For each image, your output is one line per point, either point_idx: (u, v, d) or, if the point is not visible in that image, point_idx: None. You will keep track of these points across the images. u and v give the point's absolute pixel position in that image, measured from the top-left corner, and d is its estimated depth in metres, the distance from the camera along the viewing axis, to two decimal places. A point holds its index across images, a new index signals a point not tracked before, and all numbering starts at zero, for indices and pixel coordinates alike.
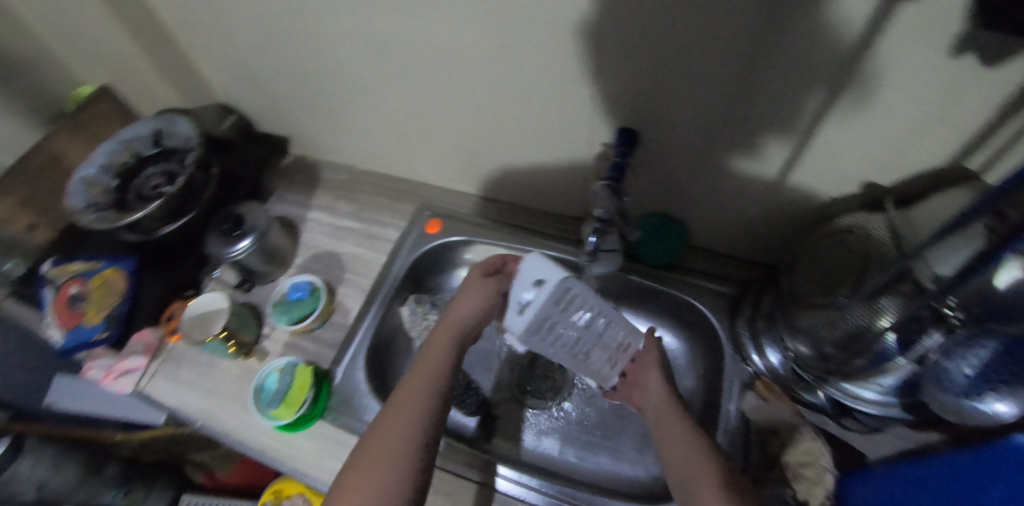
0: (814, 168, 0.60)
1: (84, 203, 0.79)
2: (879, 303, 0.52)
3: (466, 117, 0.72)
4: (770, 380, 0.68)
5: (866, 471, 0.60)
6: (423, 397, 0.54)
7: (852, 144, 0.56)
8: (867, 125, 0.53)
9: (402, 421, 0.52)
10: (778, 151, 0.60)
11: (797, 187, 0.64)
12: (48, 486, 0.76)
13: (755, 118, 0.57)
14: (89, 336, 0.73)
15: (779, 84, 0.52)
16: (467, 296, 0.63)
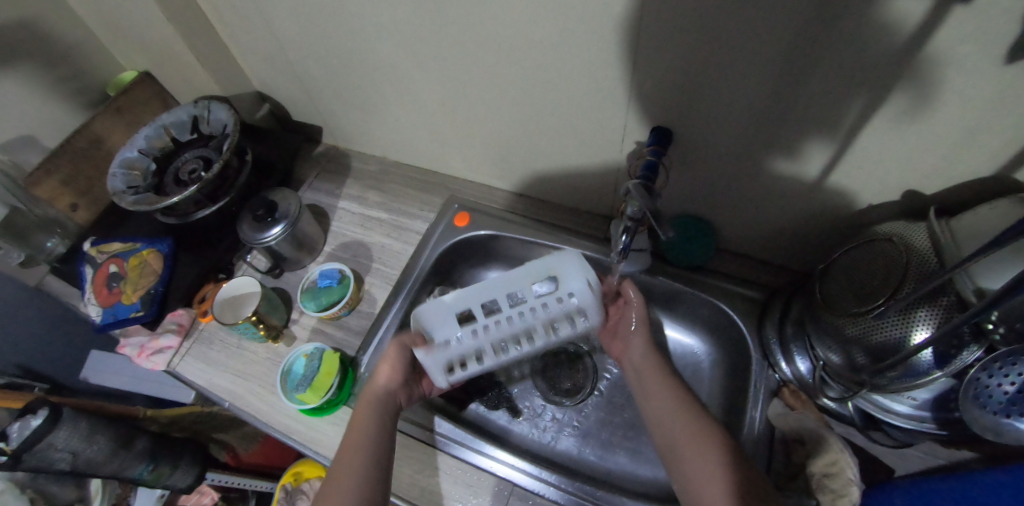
0: (854, 173, 0.59)
1: (123, 185, 0.82)
2: (914, 315, 0.51)
3: (499, 111, 0.72)
4: (797, 388, 0.67)
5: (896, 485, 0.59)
6: (362, 459, 0.56)
7: (896, 150, 0.54)
8: (914, 131, 0.51)
9: (349, 468, 0.55)
10: (817, 155, 0.58)
11: (835, 192, 0.62)
12: (83, 456, 0.75)
13: (796, 121, 0.56)
14: (126, 314, 0.75)
15: (824, 86, 0.51)
16: (385, 361, 0.64)
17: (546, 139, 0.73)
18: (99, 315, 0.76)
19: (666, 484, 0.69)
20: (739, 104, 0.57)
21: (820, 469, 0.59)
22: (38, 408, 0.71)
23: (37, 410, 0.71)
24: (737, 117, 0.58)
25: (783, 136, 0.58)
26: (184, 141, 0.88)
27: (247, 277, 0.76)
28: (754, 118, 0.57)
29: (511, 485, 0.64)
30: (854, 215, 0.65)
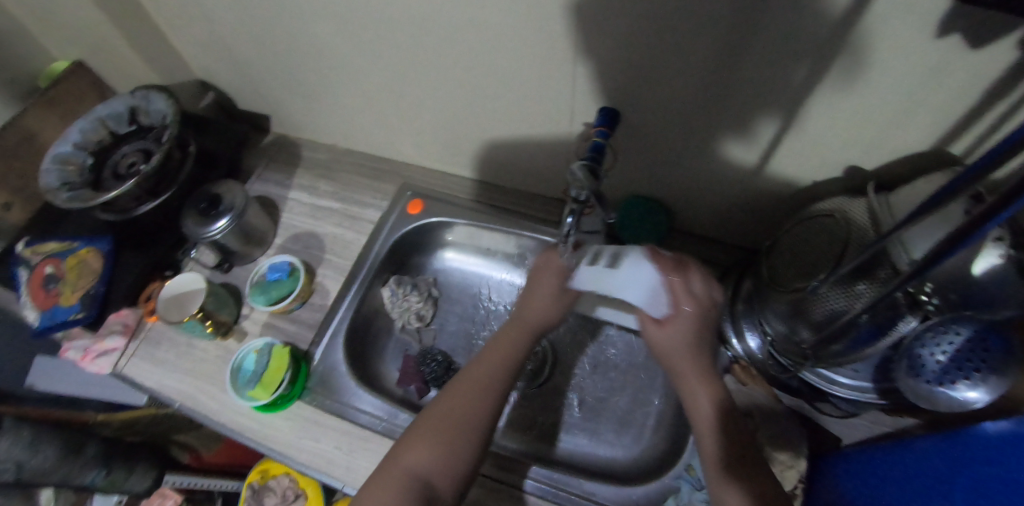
0: (796, 150, 0.59)
1: (57, 181, 0.78)
2: (857, 288, 0.52)
3: (447, 93, 0.71)
4: (747, 364, 0.67)
5: (840, 456, 0.61)
6: (480, 393, 0.55)
7: (835, 126, 0.54)
8: (849, 106, 0.51)
9: (466, 394, 0.55)
10: (760, 133, 0.58)
11: (779, 172, 0.63)
12: (29, 466, 0.72)
13: (737, 99, 0.55)
14: (64, 317, 0.72)
15: (761, 63, 0.50)
16: (535, 296, 0.64)
17: (497, 121, 0.72)
18: (37, 319, 0.73)
19: (626, 462, 0.70)
20: (680, 82, 0.56)
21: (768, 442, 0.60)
22: None
23: None
24: (682, 95, 0.58)
25: (726, 114, 0.58)
26: (123, 133, 0.84)
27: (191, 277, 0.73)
28: (696, 96, 0.57)
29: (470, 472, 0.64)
30: (800, 191, 0.65)
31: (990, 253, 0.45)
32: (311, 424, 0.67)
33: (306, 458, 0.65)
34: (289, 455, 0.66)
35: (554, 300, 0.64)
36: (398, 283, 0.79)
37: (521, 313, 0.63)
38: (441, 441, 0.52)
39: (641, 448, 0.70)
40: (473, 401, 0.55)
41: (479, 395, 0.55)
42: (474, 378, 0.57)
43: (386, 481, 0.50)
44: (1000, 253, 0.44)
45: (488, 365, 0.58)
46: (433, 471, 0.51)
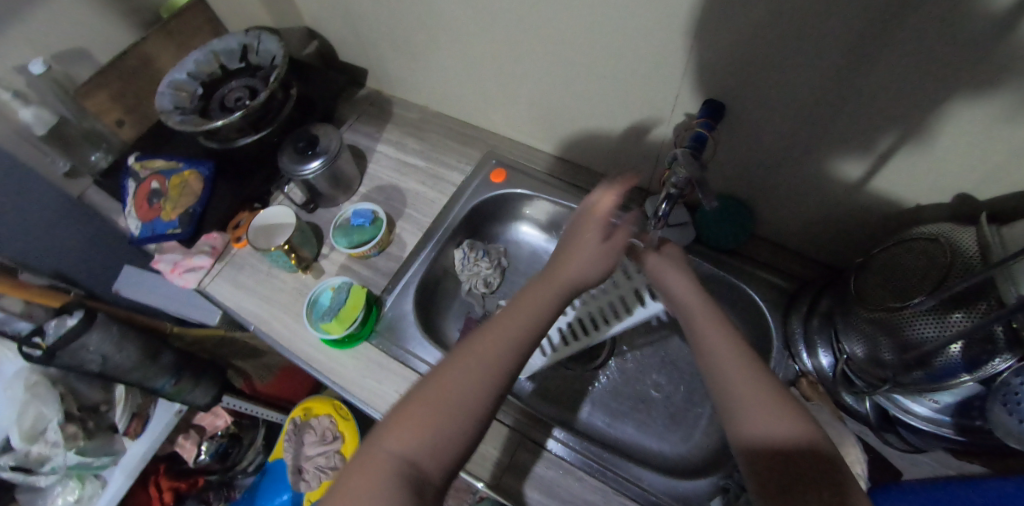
0: (903, 171, 0.57)
1: (170, 104, 0.83)
2: (952, 316, 0.50)
3: (547, 68, 0.72)
4: (815, 380, 0.66)
5: (888, 488, 0.58)
6: (484, 367, 0.44)
7: (950, 150, 0.52)
8: (976, 131, 0.49)
9: (468, 365, 0.44)
10: (868, 146, 0.57)
11: (881, 192, 0.61)
12: (112, 361, 0.77)
13: (853, 109, 0.54)
14: (164, 230, 0.77)
15: (888, 73, 0.49)
16: (579, 251, 0.53)
17: (592, 102, 0.72)
18: (138, 228, 0.78)
19: (671, 457, 0.70)
20: (794, 84, 0.55)
21: None
22: (75, 310, 0.75)
23: (74, 310, 0.74)
24: (795, 99, 0.56)
25: (837, 124, 0.56)
26: (232, 68, 0.89)
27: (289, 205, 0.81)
28: (810, 102, 0.56)
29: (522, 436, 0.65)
30: (899, 213, 0.62)
31: None
32: (375, 365, 0.71)
33: (365, 395, 0.69)
34: (351, 390, 0.69)
35: (599, 256, 0.53)
36: (471, 247, 0.82)
37: (558, 268, 0.53)
38: (430, 420, 0.41)
39: (687, 446, 0.70)
40: (471, 375, 0.44)
41: (489, 365, 0.44)
42: (487, 344, 0.46)
43: (367, 469, 0.40)
44: None
45: (509, 324, 0.47)
46: (422, 457, 0.40)
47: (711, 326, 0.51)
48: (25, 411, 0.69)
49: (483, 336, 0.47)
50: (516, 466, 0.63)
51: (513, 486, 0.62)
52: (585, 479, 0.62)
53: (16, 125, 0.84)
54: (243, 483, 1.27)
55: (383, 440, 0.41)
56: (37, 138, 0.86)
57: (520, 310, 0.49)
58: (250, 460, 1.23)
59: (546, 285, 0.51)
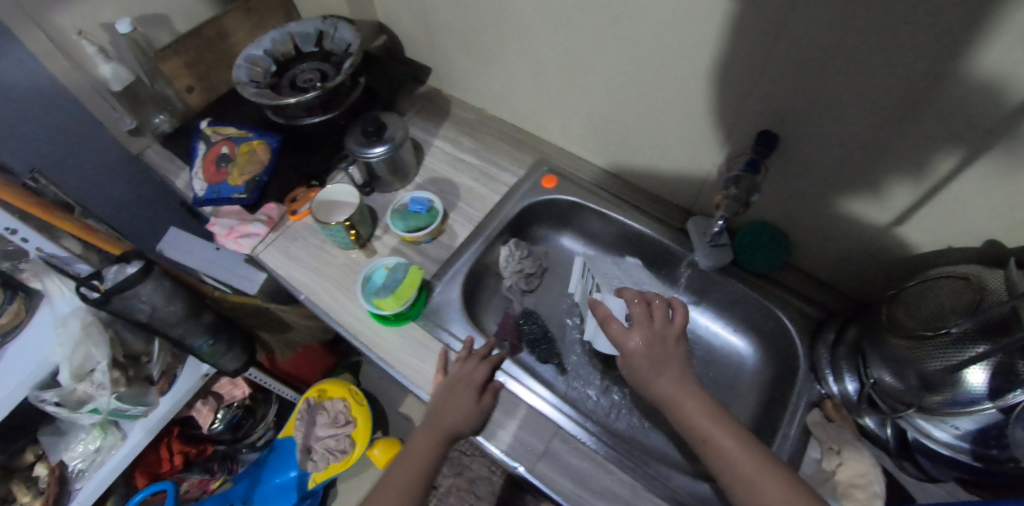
0: (931, 223, 0.62)
1: (245, 77, 0.87)
2: (975, 347, 0.54)
3: (607, 89, 0.76)
4: (839, 402, 0.68)
5: None
6: (433, 444, 0.65)
7: (981, 203, 0.56)
8: (1006, 188, 0.53)
9: (425, 445, 0.65)
10: (903, 195, 0.61)
11: (915, 238, 0.65)
12: (159, 313, 0.79)
13: (893, 160, 0.58)
14: (229, 194, 0.80)
15: (928, 129, 0.53)
16: (460, 394, 0.66)
17: (647, 126, 0.77)
18: (203, 190, 0.82)
19: (691, 463, 0.73)
20: (836, 134, 0.60)
21: (846, 479, 0.62)
22: (134, 259, 0.76)
23: (133, 260, 0.76)
24: (841, 146, 0.61)
25: (876, 172, 0.61)
26: (305, 51, 0.93)
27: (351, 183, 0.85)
28: (854, 149, 0.60)
29: (557, 428, 0.67)
30: (928, 256, 0.66)
31: None
32: (419, 345, 0.74)
33: (409, 373, 0.72)
34: (394, 366, 0.72)
35: (475, 408, 0.65)
36: (517, 246, 0.86)
37: (452, 390, 0.67)
38: (403, 484, 0.63)
39: None
40: (425, 453, 0.65)
41: (399, 497, 0.62)
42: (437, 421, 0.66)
43: None
44: None
45: (406, 474, 0.64)
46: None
47: (732, 445, 0.52)
48: (77, 351, 0.71)
49: (422, 435, 0.66)
50: (550, 453, 0.66)
51: (546, 472, 0.64)
52: (615, 473, 0.64)
53: (92, 79, 0.87)
54: (247, 458, 1.28)
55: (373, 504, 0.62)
56: (110, 94, 0.89)
57: (458, 395, 0.66)
58: (259, 434, 1.25)
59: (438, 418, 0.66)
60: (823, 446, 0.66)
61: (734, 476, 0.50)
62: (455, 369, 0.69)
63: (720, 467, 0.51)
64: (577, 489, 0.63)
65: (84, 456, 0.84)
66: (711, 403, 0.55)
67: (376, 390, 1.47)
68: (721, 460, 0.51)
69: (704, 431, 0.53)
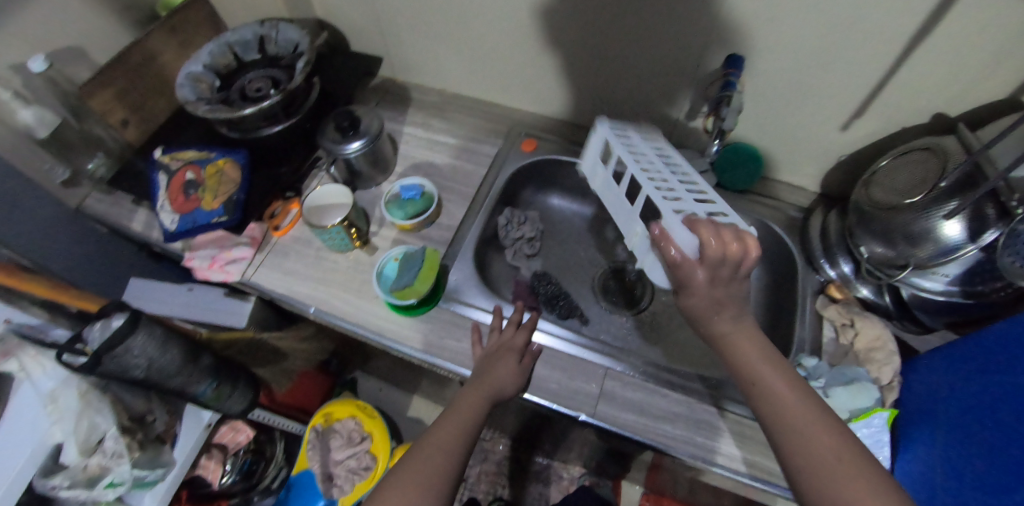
0: (880, 113, 0.70)
1: (192, 95, 0.81)
2: (946, 204, 0.61)
3: (570, 47, 0.78)
4: (840, 284, 0.76)
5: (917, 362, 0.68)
6: (477, 404, 0.60)
7: (927, 81, 0.63)
8: (948, 62, 0.60)
9: (469, 405, 0.60)
10: (858, 88, 0.68)
11: (873, 129, 0.72)
12: (157, 365, 0.72)
13: (847, 57, 0.65)
14: (207, 220, 0.75)
15: (876, 22, 0.59)
16: (506, 362, 0.65)
17: (613, 75, 0.80)
18: (175, 222, 0.76)
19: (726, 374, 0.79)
20: (792, 47, 0.66)
21: (865, 346, 0.69)
22: (115, 312, 0.68)
23: (115, 313, 0.68)
24: (802, 55, 0.67)
25: (833, 75, 0.68)
26: (248, 59, 0.88)
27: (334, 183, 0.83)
28: (810, 58, 0.67)
29: (606, 369, 0.70)
30: (883, 141, 0.74)
31: None
32: (449, 325, 0.73)
33: (447, 355, 0.71)
34: (430, 352, 0.71)
35: (517, 371, 0.64)
36: (512, 212, 0.88)
37: (496, 356, 0.66)
38: (447, 446, 0.55)
39: None
40: (470, 412, 0.59)
41: (444, 455, 0.54)
42: (480, 382, 0.62)
43: (407, 491, 0.50)
44: None
45: (450, 431, 0.57)
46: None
47: (785, 386, 0.47)
48: (80, 422, 0.64)
49: (463, 397, 0.61)
50: (606, 394, 0.68)
51: (608, 411, 0.67)
52: (669, 395, 0.68)
53: (11, 129, 0.77)
54: None
55: (410, 469, 0.52)
56: (35, 143, 0.80)
57: (504, 360, 0.65)
58: (272, 476, 1.17)
59: (483, 381, 0.62)
60: (837, 325, 0.73)
61: (780, 415, 0.46)
62: (499, 336, 0.69)
63: (761, 397, 0.47)
64: (638, 418, 0.66)
65: None
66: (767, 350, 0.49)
67: (381, 402, 1.43)
68: (766, 388, 0.47)
69: (754, 372, 0.48)
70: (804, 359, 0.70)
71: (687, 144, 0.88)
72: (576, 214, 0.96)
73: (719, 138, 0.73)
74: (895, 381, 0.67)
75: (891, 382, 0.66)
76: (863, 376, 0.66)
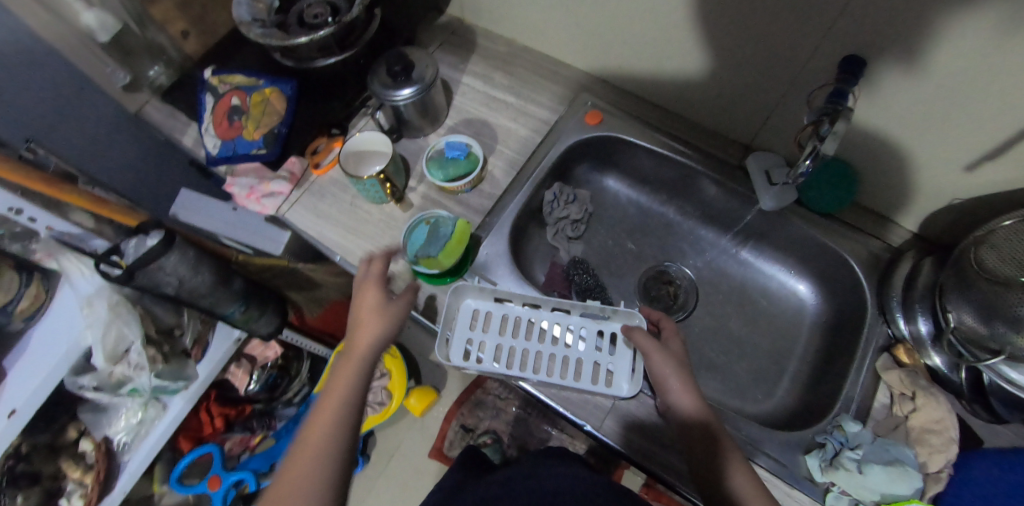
0: (1019, 162, 0.56)
1: (248, 16, 0.77)
2: None
3: (658, 20, 0.67)
4: (912, 346, 0.65)
5: (980, 455, 0.59)
6: (352, 369, 0.56)
7: None
8: None
9: (343, 373, 0.56)
10: (1000, 128, 0.54)
11: (1011, 177, 0.58)
12: (188, 284, 0.75)
13: (991, 92, 0.51)
14: (247, 150, 0.74)
15: None
16: (371, 309, 0.59)
17: (699, 59, 0.69)
18: (217, 147, 0.75)
19: (752, 409, 0.75)
20: (929, 67, 0.53)
21: (920, 425, 0.61)
22: (153, 231, 0.71)
23: (152, 231, 0.71)
24: (932, 82, 0.54)
25: (966, 109, 0.54)
26: None
27: (378, 129, 0.78)
28: (941, 84, 0.53)
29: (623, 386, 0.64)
30: (1015, 194, 0.60)
31: None
32: None
33: None
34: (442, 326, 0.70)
35: (387, 313, 0.59)
36: (561, 189, 0.81)
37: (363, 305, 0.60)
38: (327, 429, 0.51)
39: (766, 400, 0.75)
40: (345, 380, 0.55)
41: (330, 434, 0.50)
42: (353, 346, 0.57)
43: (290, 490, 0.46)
44: None
45: (333, 408, 0.52)
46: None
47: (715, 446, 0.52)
48: (109, 332, 0.70)
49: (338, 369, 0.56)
50: (617, 410, 0.63)
51: (615, 428, 0.62)
52: None
53: (78, 31, 0.78)
54: None
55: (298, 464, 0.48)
56: (98, 46, 0.80)
57: (371, 308, 0.59)
58: None
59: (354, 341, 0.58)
60: (895, 393, 0.64)
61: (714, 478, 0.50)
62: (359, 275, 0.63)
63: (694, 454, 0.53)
64: (625, 432, 0.62)
65: (128, 429, 0.84)
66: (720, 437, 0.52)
67: None
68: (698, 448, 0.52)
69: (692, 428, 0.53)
70: (847, 423, 0.62)
71: (772, 149, 0.76)
72: (632, 202, 0.87)
73: (811, 158, 0.62)
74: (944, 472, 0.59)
75: (939, 471, 0.59)
76: (909, 459, 0.58)
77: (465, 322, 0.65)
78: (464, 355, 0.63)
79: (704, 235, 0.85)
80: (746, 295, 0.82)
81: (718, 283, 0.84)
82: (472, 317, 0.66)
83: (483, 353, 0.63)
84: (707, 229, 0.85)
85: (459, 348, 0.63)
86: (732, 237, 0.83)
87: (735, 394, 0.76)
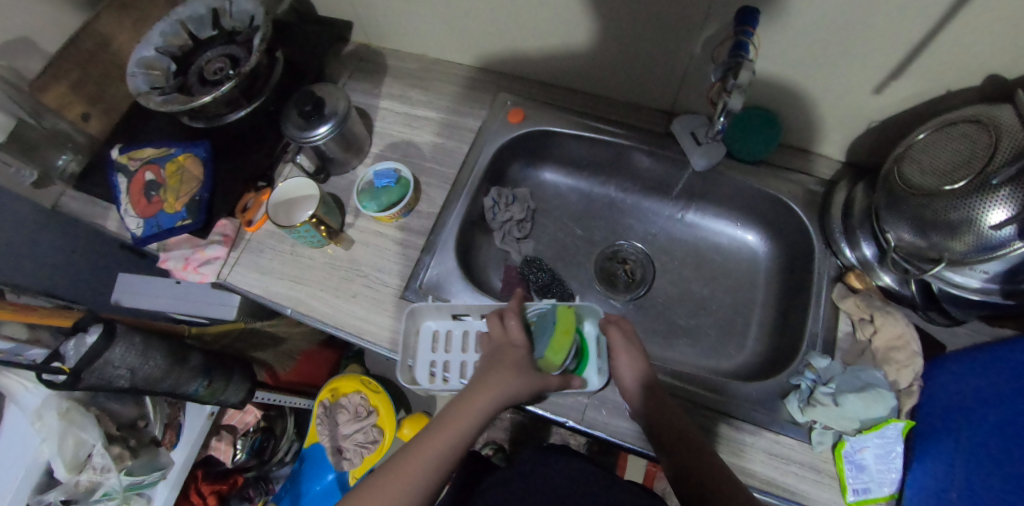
0: (921, 74, 0.59)
1: (145, 85, 0.74)
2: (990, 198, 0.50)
3: (561, 5, 0.67)
4: (861, 271, 0.67)
5: (940, 361, 0.61)
6: (460, 430, 0.52)
7: (981, 36, 0.52)
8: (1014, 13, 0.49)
9: (449, 429, 0.52)
10: (897, 45, 0.56)
11: (917, 91, 0.61)
12: (140, 373, 0.72)
13: (882, 12, 0.53)
14: (171, 223, 0.72)
15: None
16: (497, 372, 0.55)
17: (606, 35, 0.69)
18: (140, 227, 0.72)
19: (728, 366, 0.76)
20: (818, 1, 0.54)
21: (884, 345, 0.62)
22: (92, 326, 0.69)
23: (92, 327, 0.69)
24: (828, 13, 0.55)
25: (864, 33, 0.56)
26: (204, 37, 0.80)
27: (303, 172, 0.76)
28: (835, 13, 0.55)
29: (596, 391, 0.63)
30: (923, 105, 0.62)
31: (997, 209, 0.50)
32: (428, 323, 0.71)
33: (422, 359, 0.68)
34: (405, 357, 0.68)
35: (512, 385, 0.54)
36: (499, 193, 0.81)
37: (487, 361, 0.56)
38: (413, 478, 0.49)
39: (740, 353, 0.76)
40: (450, 436, 0.51)
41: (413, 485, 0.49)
42: (469, 408, 0.53)
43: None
44: (1004, 208, 0.49)
45: (426, 461, 0.50)
46: None
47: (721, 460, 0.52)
48: (65, 441, 0.68)
49: (447, 421, 0.53)
50: (596, 400, 0.63)
51: (598, 418, 0.62)
52: None
53: None
54: (280, 474, 1.22)
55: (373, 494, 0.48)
56: None
57: (503, 376, 0.54)
58: (286, 450, 1.20)
59: (468, 399, 0.53)
60: (855, 319, 0.66)
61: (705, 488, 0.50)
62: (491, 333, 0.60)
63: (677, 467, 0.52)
64: (604, 415, 0.62)
65: None
66: (671, 404, 0.57)
67: None
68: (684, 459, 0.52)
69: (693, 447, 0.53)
70: (815, 359, 0.64)
71: (694, 109, 0.77)
72: (573, 190, 0.88)
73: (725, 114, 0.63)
74: (917, 384, 0.60)
75: (910, 385, 0.60)
76: (880, 381, 0.59)
77: (425, 343, 0.66)
78: (430, 375, 0.64)
79: (648, 206, 0.86)
80: (699, 256, 0.84)
81: (670, 249, 0.85)
82: (433, 336, 0.66)
83: (449, 373, 0.64)
84: (649, 200, 0.85)
85: (425, 369, 0.64)
86: (675, 203, 0.84)
87: (709, 354, 0.77)
